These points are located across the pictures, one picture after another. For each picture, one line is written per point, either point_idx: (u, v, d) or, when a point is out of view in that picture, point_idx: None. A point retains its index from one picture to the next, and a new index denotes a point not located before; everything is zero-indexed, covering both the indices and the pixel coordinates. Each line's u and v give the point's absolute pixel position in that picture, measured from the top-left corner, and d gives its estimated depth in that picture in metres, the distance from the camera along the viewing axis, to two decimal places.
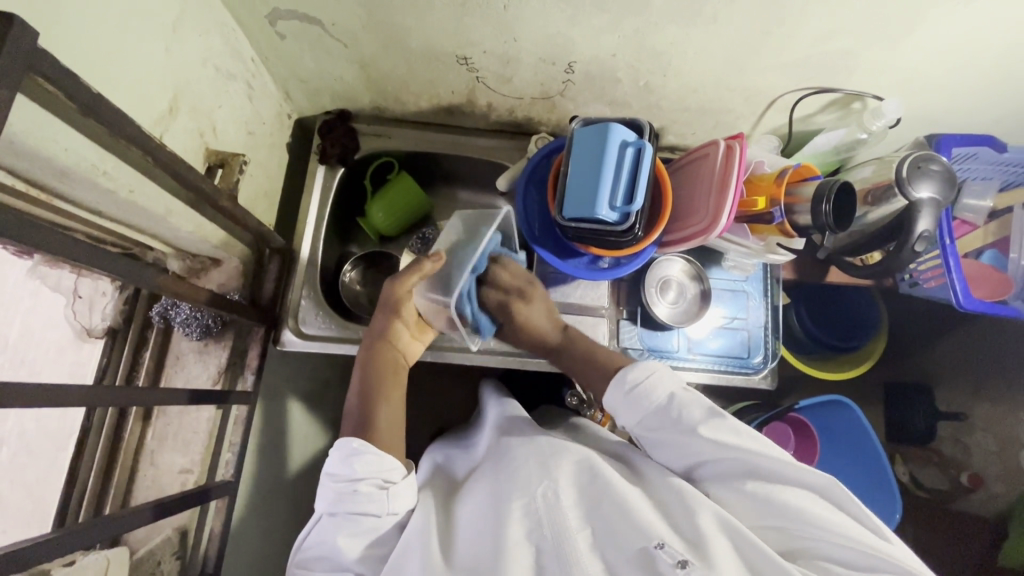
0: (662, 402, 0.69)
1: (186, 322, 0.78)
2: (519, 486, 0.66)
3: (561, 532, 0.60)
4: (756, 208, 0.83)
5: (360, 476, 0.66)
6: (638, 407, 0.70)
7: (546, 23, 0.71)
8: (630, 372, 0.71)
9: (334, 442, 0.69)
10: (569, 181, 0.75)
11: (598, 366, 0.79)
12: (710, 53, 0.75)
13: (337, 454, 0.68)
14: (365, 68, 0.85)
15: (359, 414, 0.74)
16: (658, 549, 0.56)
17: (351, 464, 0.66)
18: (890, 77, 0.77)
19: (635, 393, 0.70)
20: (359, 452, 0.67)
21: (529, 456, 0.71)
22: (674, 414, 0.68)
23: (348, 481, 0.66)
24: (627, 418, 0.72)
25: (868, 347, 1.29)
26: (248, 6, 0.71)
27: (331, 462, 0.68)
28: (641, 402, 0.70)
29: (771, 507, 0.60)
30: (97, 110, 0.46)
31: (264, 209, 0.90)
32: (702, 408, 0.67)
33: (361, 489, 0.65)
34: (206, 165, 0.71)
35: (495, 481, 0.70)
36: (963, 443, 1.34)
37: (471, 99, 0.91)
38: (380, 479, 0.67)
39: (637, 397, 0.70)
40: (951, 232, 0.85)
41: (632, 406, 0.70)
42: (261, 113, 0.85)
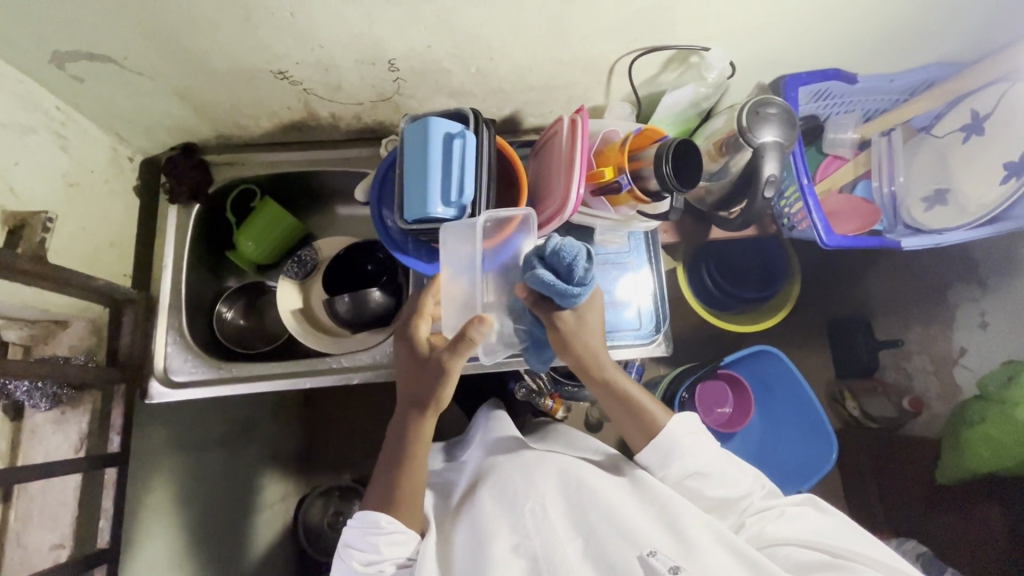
0: (705, 463, 0.78)
1: (29, 395, 0.73)
2: (511, 503, 0.75)
3: (549, 542, 0.70)
4: (606, 179, 0.80)
5: (385, 556, 0.69)
6: (684, 459, 0.78)
7: (342, 24, 0.68)
8: (685, 423, 0.80)
9: (356, 514, 0.72)
10: (404, 184, 0.73)
11: (640, 421, 0.80)
12: (524, 29, 0.73)
13: (361, 530, 0.71)
14: (186, 97, 0.81)
15: (383, 491, 0.74)
16: (650, 557, 0.65)
17: (375, 543, 0.69)
18: (714, 27, 0.75)
19: (681, 445, 0.78)
20: (383, 530, 0.70)
21: (519, 473, 0.80)
22: (711, 470, 0.77)
23: (368, 560, 0.69)
24: (668, 468, 0.79)
25: (781, 297, 1.28)
26: (23, 53, 0.66)
27: (354, 538, 0.71)
28: (680, 461, 0.78)
29: (787, 532, 0.73)
30: None
31: (114, 259, 0.86)
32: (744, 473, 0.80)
33: (386, 569, 0.69)
34: (5, 230, 0.67)
35: (484, 493, 0.79)
36: (905, 368, 1.44)
37: (311, 112, 0.88)
38: (402, 556, 0.70)
39: (677, 453, 0.78)
40: (808, 171, 0.85)
41: (676, 458, 0.78)
42: (86, 163, 0.81)
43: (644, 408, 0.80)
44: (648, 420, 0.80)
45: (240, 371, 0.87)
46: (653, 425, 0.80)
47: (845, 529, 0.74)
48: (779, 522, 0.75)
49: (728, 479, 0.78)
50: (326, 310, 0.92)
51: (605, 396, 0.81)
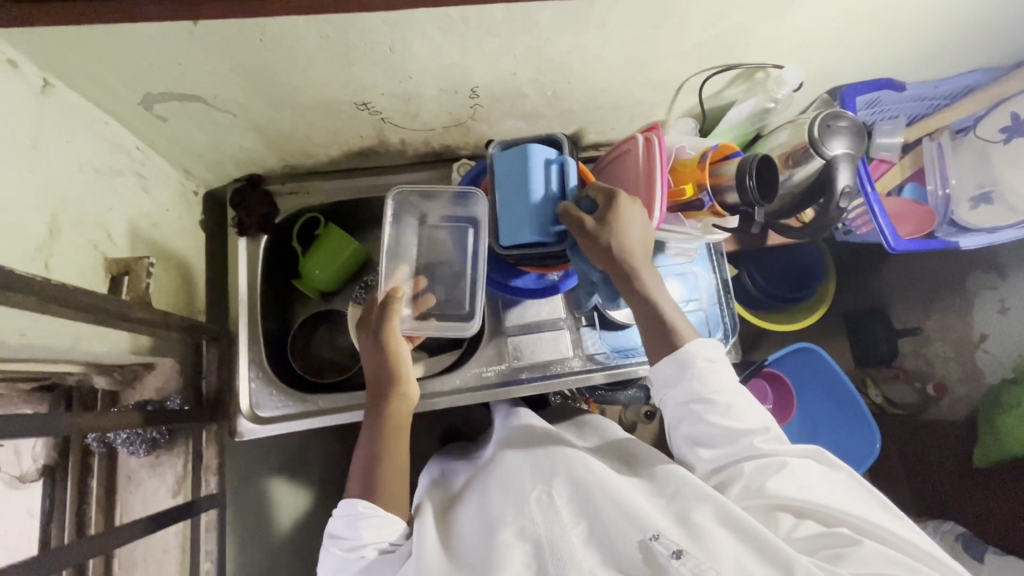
0: (717, 396, 0.67)
1: (129, 442, 0.73)
2: (515, 495, 0.67)
3: (553, 530, 0.61)
4: (686, 196, 0.83)
5: (367, 542, 0.66)
6: (697, 383, 0.67)
7: (437, 56, 0.69)
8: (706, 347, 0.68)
9: (339, 501, 0.68)
10: (501, 208, 0.74)
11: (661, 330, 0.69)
12: (608, 54, 0.74)
13: (342, 517, 0.67)
14: (263, 132, 0.80)
15: (364, 478, 0.69)
16: (653, 540, 0.57)
17: (357, 528, 0.65)
18: (787, 46, 0.78)
19: (697, 368, 0.67)
20: (365, 516, 0.66)
21: (525, 464, 0.71)
22: (718, 403, 0.67)
23: (352, 546, 0.66)
24: (676, 391, 0.68)
25: (817, 298, 1.32)
26: (115, 97, 0.65)
27: (336, 524, 0.67)
28: (696, 385, 0.67)
29: (789, 494, 0.63)
30: None
31: (190, 296, 0.85)
32: (758, 419, 0.68)
33: (367, 553, 0.65)
34: (108, 276, 0.66)
35: (490, 489, 0.70)
36: (923, 354, 1.44)
37: (382, 139, 0.88)
38: (386, 542, 0.66)
39: (695, 373, 0.67)
40: (871, 178, 0.88)
41: (690, 378, 0.67)
42: (162, 201, 0.80)
43: (677, 325, 0.69)
44: (675, 337, 0.69)
45: (327, 403, 0.85)
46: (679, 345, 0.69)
47: (858, 494, 0.64)
48: (783, 477, 0.64)
49: (733, 414, 0.66)
50: None
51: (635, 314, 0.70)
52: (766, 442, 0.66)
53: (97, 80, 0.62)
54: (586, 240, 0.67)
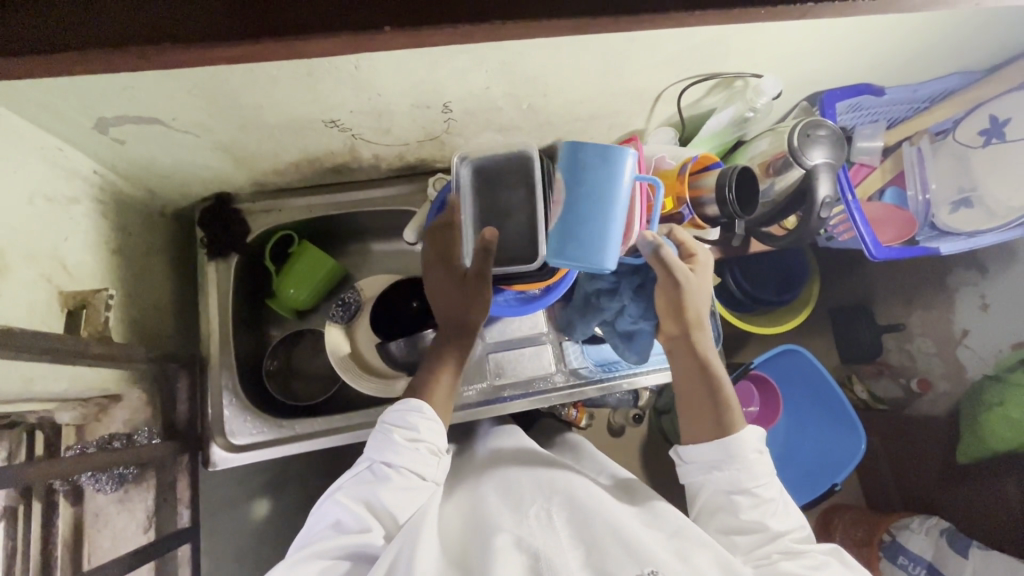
0: (760, 484, 0.68)
1: (100, 479, 0.70)
2: (514, 509, 0.65)
3: (550, 545, 0.59)
4: (665, 211, 0.83)
5: (422, 438, 0.69)
6: (743, 472, 0.68)
7: (405, 72, 0.66)
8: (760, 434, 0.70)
9: (403, 398, 0.72)
10: (580, 206, 0.63)
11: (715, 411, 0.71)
12: (582, 67, 0.73)
13: (406, 411, 0.70)
14: (229, 151, 0.77)
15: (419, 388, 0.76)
16: None
17: (416, 423, 0.69)
18: (765, 55, 0.77)
19: (746, 459, 0.69)
20: (426, 416, 0.70)
21: (527, 484, 0.70)
22: (756, 490, 0.68)
23: (409, 437, 0.69)
24: (720, 477, 0.69)
25: (782, 312, 1.32)
26: (66, 122, 0.62)
27: (394, 417, 0.71)
28: (741, 473, 0.68)
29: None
30: None
31: (160, 322, 0.82)
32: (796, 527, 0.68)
33: (421, 448, 0.68)
34: (65, 310, 0.64)
35: (487, 502, 0.69)
36: (908, 350, 1.45)
37: (354, 155, 0.85)
38: (436, 448, 0.70)
39: (742, 459, 0.69)
40: (852, 186, 0.87)
41: (736, 466, 0.68)
42: (124, 226, 0.76)
43: (729, 404, 0.71)
44: (723, 416, 0.71)
45: (304, 428, 0.84)
46: (727, 426, 0.70)
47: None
48: (805, 565, 0.62)
49: (772, 512, 0.68)
50: (382, 354, 0.92)
51: (691, 379, 0.73)
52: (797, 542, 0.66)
53: (44, 105, 0.59)
54: (672, 292, 0.69)
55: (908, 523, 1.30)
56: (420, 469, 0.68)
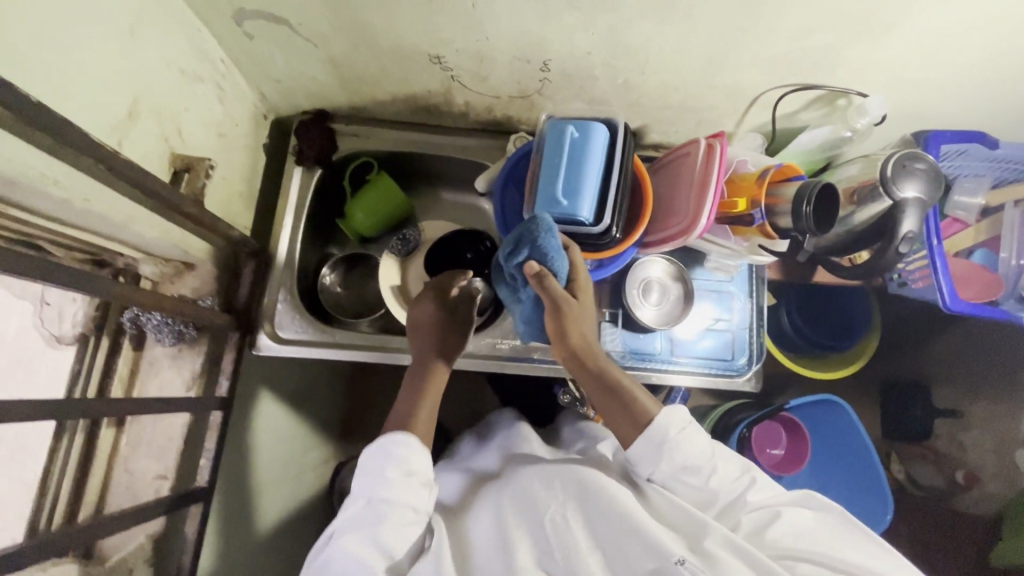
0: (699, 455, 0.67)
1: (158, 328, 0.78)
2: (528, 514, 0.66)
3: (570, 553, 0.61)
4: (737, 210, 0.81)
5: (414, 469, 0.64)
6: (673, 454, 0.66)
7: (517, 20, 0.69)
8: (677, 413, 0.68)
9: (377, 437, 0.66)
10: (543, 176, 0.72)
11: (629, 405, 0.69)
12: (687, 49, 0.73)
13: (384, 449, 0.65)
14: (338, 67, 0.83)
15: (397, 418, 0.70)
16: (677, 566, 0.56)
17: (402, 457, 0.64)
18: (877, 75, 0.75)
19: (671, 441, 0.66)
20: (410, 447, 0.65)
21: (535, 479, 0.70)
22: (705, 467, 0.67)
23: (402, 469, 0.64)
24: (654, 468, 0.67)
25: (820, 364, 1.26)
26: (211, 6, 0.69)
27: (380, 448, 0.65)
28: (672, 453, 0.66)
29: (794, 546, 0.61)
30: (60, 131, 0.46)
31: (241, 211, 0.89)
32: (736, 466, 0.69)
33: (414, 475, 0.64)
34: (171, 170, 0.70)
35: (501, 502, 0.69)
36: (960, 440, 1.28)
37: (448, 97, 0.89)
38: (426, 478, 0.65)
39: (670, 446, 0.66)
40: (940, 232, 0.83)
41: (667, 455, 0.66)
42: (233, 115, 0.84)
43: (635, 396, 0.69)
44: (637, 408, 0.69)
45: (343, 338, 0.89)
46: (645, 415, 0.68)
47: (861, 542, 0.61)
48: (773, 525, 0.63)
49: (716, 465, 0.68)
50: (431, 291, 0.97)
51: (598, 394, 0.71)
52: (757, 493, 0.67)
53: None
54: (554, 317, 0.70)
55: None
56: (415, 502, 0.63)
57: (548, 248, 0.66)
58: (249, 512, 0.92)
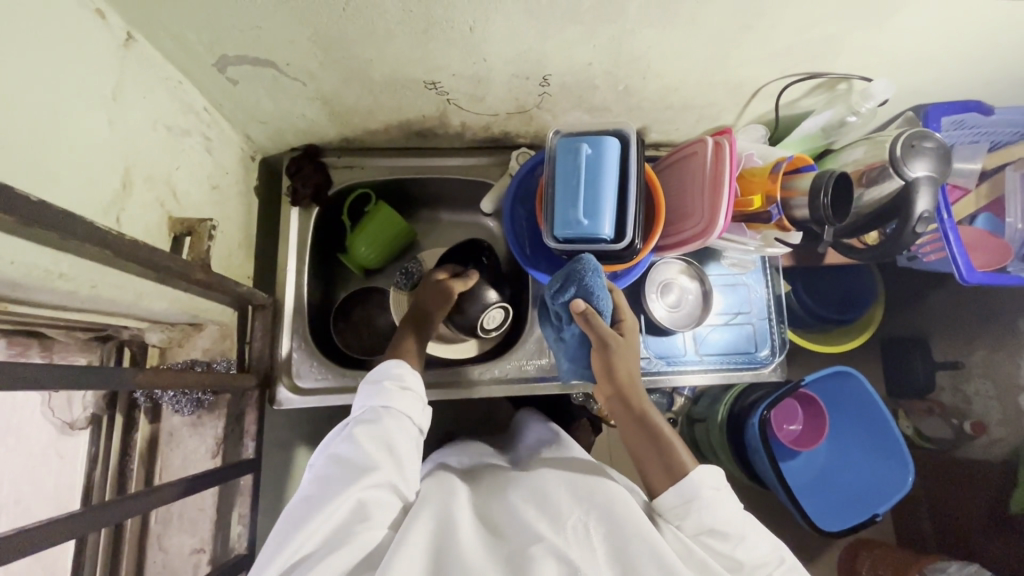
0: (733, 524, 0.62)
1: (176, 400, 0.74)
2: (551, 515, 0.60)
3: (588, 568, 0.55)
4: (753, 208, 0.80)
5: (406, 386, 0.68)
6: (705, 515, 0.62)
7: (516, 39, 0.67)
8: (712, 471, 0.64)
9: (375, 366, 0.70)
10: (559, 198, 0.70)
11: (662, 451, 0.66)
12: (689, 52, 0.72)
13: (381, 373, 0.69)
14: (328, 103, 0.79)
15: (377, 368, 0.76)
16: None
17: (399, 374, 0.68)
18: (879, 58, 0.74)
19: (702, 498, 0.62)
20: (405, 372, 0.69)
21: (559, 484, 0.65)
22: (734, 538, 0.61)
23: (399, 386, 0.67)
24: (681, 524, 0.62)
25: (828, 337, 1.28)
26: (191, 56, 0.65)
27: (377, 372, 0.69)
28: (702, 515, 0.61)
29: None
30: (59, 224, 0.43)
31: (241, 260, 0.85)
32: (771, 546, 0.63)
33: (406, 389, 0.68)
34: (172, 235, 0.67)
35: (521, 499, 0.63)
36: (963, 391, 1.30)
37: (443, 120, 0.86)
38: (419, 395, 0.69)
39: (701, 507, 0.62)
40: (949, 206, 0.85)
41: (698, 511, 0.62)
42: (222, 164, 0.80)
43: (672, 443, 0.67)
44: (672, 458, 0.66)
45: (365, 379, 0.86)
46: (679, 466, 0.65)
47: None
48: None
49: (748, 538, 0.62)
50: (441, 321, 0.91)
51: (633, 435, 0.69)
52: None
53: (176, 36, 0.61)
54: (600, 353, 0.69)
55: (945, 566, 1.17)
56: (408, 413, 0.66)
57: (593, 287, 0.67)
58: None
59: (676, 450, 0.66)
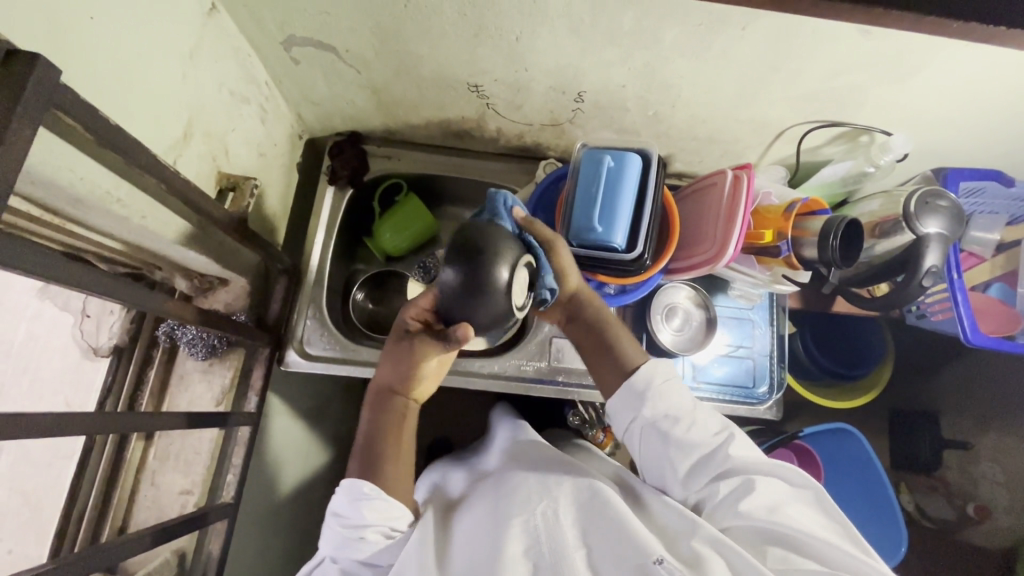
0: (677, 408, 0.69)
1: (192, 342, 0.79)
2: (521, 506, 0.67)
3: (557, 548, 0.62)
4: (763, 241, 0.84)
5: (368, 523, 0.65)
6: (655, 403, 0.69)
7: (557, 54, 0.72)
8: (649, 370, 0.71)
9: (340, 482, 0.69)
10: (577, 204, 0.74)
11: (615, 354, 0.74)
12: (718, 86, 0.76)
13: (344, 496, 0.67)
14: (377, 93, 0.85)
15: (361, 457, 0.71)
16: (656, 565, 0.58)
17: (359, 509, 0.66)
18: (900, 114, 0.77)
19: (651, 390, 0.70)
20: (368, 498, 0.66)
21: (530, 479, 0.71)
22: (682, 425, 0.69)
23: (354, 526, 0.66)
24: (633, 416, 0.71)
25: (839, 392, 1.25)
26: (263, 32, 0.72)
27: (340, 502, 0.68)
28: (653, 404, 0.69)
29: (763, 518, 0.63)
30: (126, 148, 0.48)
31: (274, 227, 0.91)
32: (715, 423, 0.70)
33: (368, 536, 0.65)
34: (217, 187, 0.72)
35: (497, 495, 0.71)
36: (970, 473, 1.25)
37: (480, 124, 0.92)
38: (387, 526, 0.66)
39: (650, 398, 0.69)
40: (959, 266, 0.86)
41: (647, 401, 0.69)
42: (272, 135, 0.86)
43: (622, 347, 0.74)
44: (624, 359, 0.73)
45: (367, 355, 0.90)
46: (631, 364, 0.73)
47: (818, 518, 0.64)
48: (745, 493, 0.65)
49: (695, 420, 0.69)
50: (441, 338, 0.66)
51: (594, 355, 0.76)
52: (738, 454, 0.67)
53: (253, 11, 0.68)
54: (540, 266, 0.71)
55: None
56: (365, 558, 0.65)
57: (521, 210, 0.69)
58: (264, 528, 0.91)
59: (627, 352, 0.74)
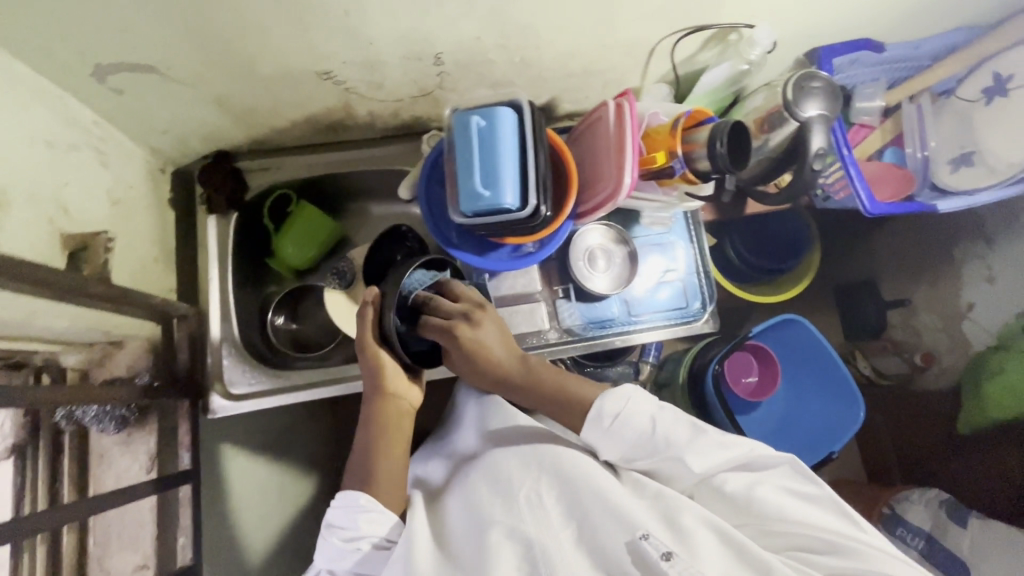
0: (645, 430, 0.66)
1: (98, 418, 0.73)
2: (503, 497, 0.67)
3: (542, 531, 0.62)
4: (657, 164, 0.81)
5: (363, 534, 0.66)
6: (620, 438, 0.67)
7: (396, 21, 0.67)
8: (606, 402, 0.67)
9: (336, 494, 0.68)
10: (460, 173, 0.70)
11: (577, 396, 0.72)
12: (572, 17, 0.73)
13: (341, 507, 0.67)
14: (225, 104, 0.78)
15: (360, 473, 0.71)
16: (643, 540, 0.58)
17: (355, 519, 0.66)
18: (757, 6, 0.76)
19: (612, 428, 0.67)
20: (364, 509, 0.66)
21: (512, 462, 0.71)
22: (657, 441, 0.66)
23: (349, 537, 0.66)
24: (609, 449, 0.68)
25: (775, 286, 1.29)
26: (66, 68, 0.64)
27: (336, 515, 0.67)
28: (622, 431, 0.67)
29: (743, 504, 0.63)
30: None
31: (159, 274, 0.85)
32: (684, 426, 0.66)
33: (362, 547, 0.65)
34: (66, 251, 0.68)
35: (476, 485, 0.70)
36: (914, 326, 1.29)
37: (349, 111, 0.86)
38: (381, 537, 0.66)
39: (617, 428, 0.67)
40: (848, 142, 0.87)
41: (614, 439, 0.67)
42: (123, 178, 0.78)
43: (582, 391, 0.72)
44: (588, 401, 0.71)
45: (300, 378, 0.87)
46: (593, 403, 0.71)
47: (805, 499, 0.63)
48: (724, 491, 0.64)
49: (671, 433, 0.66)
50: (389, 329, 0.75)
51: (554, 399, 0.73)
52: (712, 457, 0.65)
53: (43, 49, 0.60)
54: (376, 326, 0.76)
55: (907, 494, 1.17)
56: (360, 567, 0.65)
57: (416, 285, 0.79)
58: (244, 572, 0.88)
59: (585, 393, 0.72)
